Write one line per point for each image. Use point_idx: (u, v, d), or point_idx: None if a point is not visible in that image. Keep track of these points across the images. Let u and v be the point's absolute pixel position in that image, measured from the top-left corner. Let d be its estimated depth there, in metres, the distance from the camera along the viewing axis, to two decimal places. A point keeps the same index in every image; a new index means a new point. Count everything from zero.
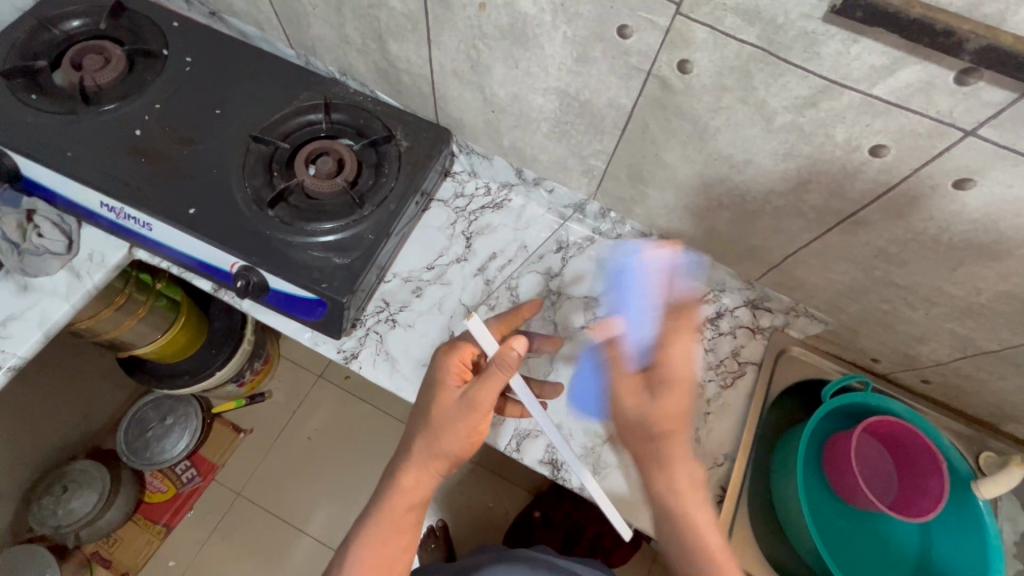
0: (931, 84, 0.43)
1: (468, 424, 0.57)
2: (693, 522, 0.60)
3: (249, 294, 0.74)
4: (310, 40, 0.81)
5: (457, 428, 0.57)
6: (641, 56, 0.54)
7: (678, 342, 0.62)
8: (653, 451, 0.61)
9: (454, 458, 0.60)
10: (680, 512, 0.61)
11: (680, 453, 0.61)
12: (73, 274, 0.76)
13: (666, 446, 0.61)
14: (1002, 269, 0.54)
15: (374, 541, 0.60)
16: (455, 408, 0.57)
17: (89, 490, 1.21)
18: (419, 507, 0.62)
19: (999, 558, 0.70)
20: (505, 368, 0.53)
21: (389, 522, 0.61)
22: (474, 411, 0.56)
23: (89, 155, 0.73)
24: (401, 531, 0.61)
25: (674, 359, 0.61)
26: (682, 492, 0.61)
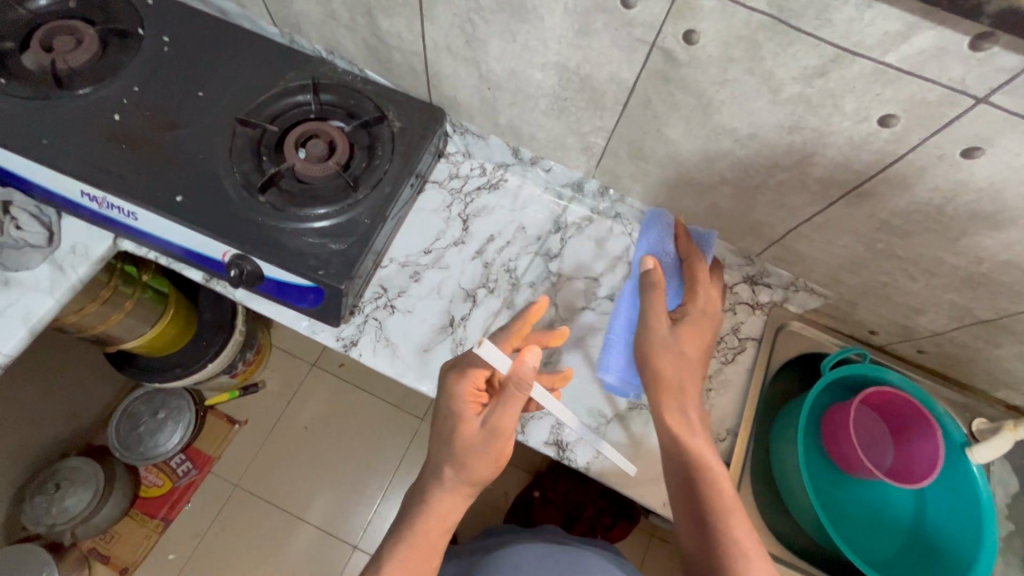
0: (945, 49, 0.42)
1: (500, 450, 0.57)
2: (708, 473, 0.56)
3: (242, 283, 0.72)
4: (294, 16, 0.77)
5: (483, 455, 0.57)
6: (645, 27, 0.52)
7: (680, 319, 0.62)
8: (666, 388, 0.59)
9: (480, 482, 0.60)
10: (700, 470, 0.57)
11: (688, 385, 0.60)
12: (56, 268, 0.73)
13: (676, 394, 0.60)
14: (1005, 238, 0.55)
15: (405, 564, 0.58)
16: (483, 436, 0.56)
17: (84, 487, 1.20)
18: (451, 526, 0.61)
19: (992, 519, 0.72)
20: (523, 386, 0.53)
21: (416, 548, 0.58)
22: (505, 437, 0.56)
23: (65, 142, 0.70)
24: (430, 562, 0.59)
25: (657, 318, 0.60)
26: (699, 453, 0.58)
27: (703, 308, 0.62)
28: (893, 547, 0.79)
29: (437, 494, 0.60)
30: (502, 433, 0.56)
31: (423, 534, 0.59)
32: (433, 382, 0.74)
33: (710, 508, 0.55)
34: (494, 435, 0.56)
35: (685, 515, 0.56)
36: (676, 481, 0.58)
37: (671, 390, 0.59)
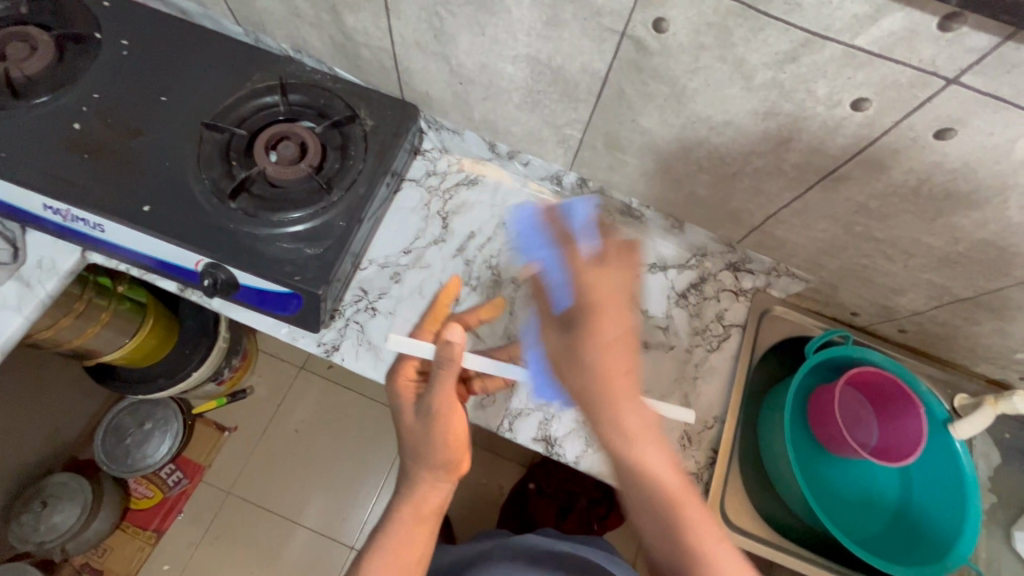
0: (914, 31, 0.41)
1: (457, 435, 0.58)
2: (647, 477, 0.50)
3: (218, 292, 0.70)
4: (257, 14, 0.75)
5: (432, 439, 0.58)
6: (614, 16, 0.51)
7: (624, 306, 0.53)
8: (595, 399, 0.51)
9: (448, 467, 0.59)
10: (645, 478, 0.50)
11: (626, 386, 0.51)
12: (23, 284, 0.71)
13: (608, 394, 0.51)
14: (980, 218, 0.55)
15: (384, 551, 0.58)
16: (430, 423, 0.57)
17: (71, 503, 1.18)
18: (432, 514, 0.60)
19: (976, 494, 0.74)
20: (446, 362, 0.55)
21: (408, 541, 0.58)
22: (450, 418, 0.57)
23: (25, 154, 0.68)
24: (419, 557, 0.59)
25: (597, 286, 0.53)
26: (641, 454, 0.50)
27: (594, 295, 0.53)
28: (881, 522, 0.80)
29: (418, 486, 0.60)
30: (445, 412, 0.57)
31: (413, 529, 0.59)
32: None
33: (668, 514, 0.50)
34: (443, 419, 0.57)
35: (651, 527, 0.52)
36: (635, 499, 0.52)
37: (611, 396, 0.51)
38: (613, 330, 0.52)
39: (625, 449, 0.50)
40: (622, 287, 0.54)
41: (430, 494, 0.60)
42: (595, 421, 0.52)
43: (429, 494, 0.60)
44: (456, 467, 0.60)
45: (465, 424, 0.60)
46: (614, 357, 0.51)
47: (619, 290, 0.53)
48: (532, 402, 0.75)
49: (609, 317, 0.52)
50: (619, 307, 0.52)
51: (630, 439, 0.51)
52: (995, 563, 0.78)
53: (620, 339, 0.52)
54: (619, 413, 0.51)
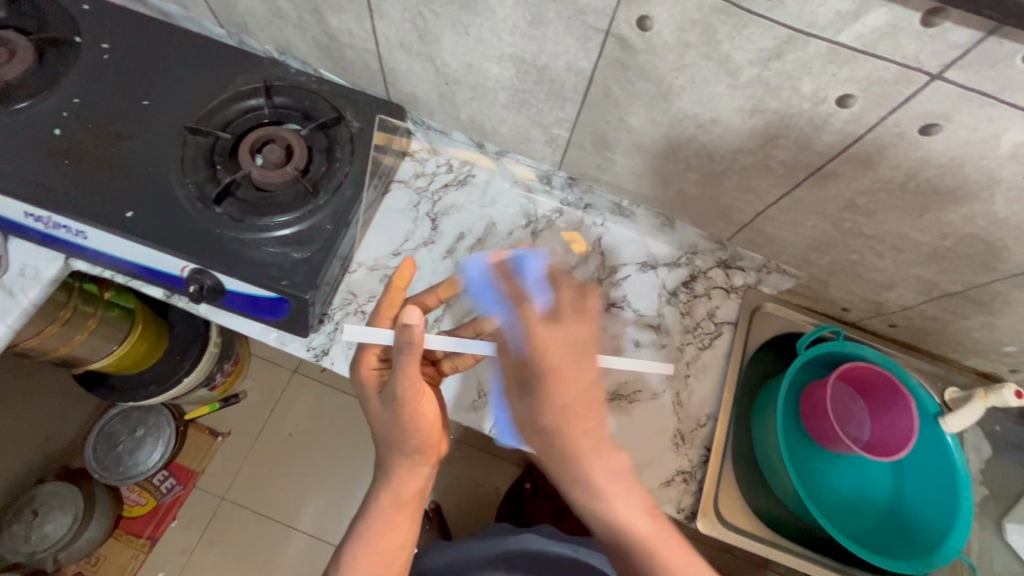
0: (898, 27, 0.41)
1: (428, 417, 0.57)
2: (626, 534, 0.55)
3: (204, 298, 0.69)
4: (240, 16, 0.74)
5: (402, 426, 0.56)
6: (598, 15, 0.51)
7: (577, 361, 0.53)
8: (564, 463, 0.55)
9: (424, 451, 0.59)
10: (621, 535, 0.56)
11: (589, 445, 0.55)
12: (5, 293, 0.70)
13: (560, 453, 0.55)
14: (966, 213, 0.55)
15: (362, 543, 0.57)
16: (400, 408, 0.55)
17: (62, 512, 1.16)
18: (413, 500, 0.60)
19: (968, 487, 0.74)
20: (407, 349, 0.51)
21: (389, 530, 0.58)
22: (421, 401, 0.56)
23: (4, 161, 0.66)
24: (402, 544, 0.59)
25: (549, 339, 0.52)
26: (613, 509, 0.56)
27: (578, 334, 0.53)
28: (874, 516, 0.80)
29: (394, 473, 0.59)
30: (416, 396, 0.55)
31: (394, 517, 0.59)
32: None
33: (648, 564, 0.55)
34: (414, 403, 0.55)
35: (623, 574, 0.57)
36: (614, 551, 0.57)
37: (580, 460, 0.55)
38: (569, 396, 0.53)
39: (599, 503, 0.56)
40: (570, 344, 0.53)
41: (409, 479, 0.59)
42: (567, 476, 0.56)
43: (407, 479, 0.60)
44: (434, 448, 0.60)
45: (432, 405, 0.58)
46: (577, 411, 0.54)
47: (579, 346, 0.53)
48: None
49: (570, 371, 0.53)
50: (577, 368, 0.53)
51: (602, 492, 0.55)
52: (987, 555, 0.79)
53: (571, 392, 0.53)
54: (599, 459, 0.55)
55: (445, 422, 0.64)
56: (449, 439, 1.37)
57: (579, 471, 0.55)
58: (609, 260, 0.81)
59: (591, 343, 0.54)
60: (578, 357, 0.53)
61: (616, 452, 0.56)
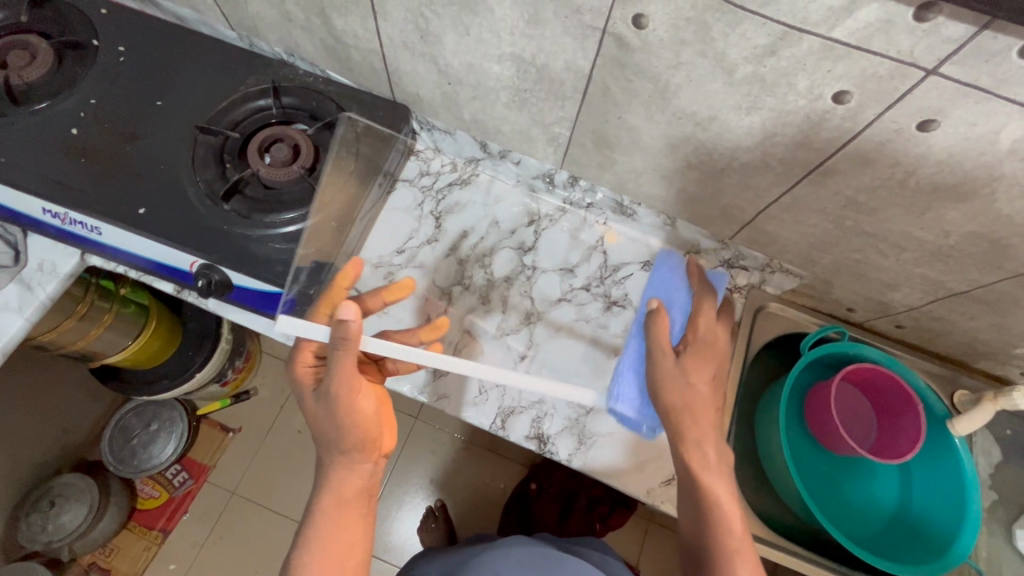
0: (891, 22, 0.41)
1: (364, 414, 0.59)
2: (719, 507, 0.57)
3: (212, 293, 0.70)
4: (250, 19, 0.76)
5: (339, 422, 0.58)
6: (594, 14, 0.52)
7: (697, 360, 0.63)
8: (682, 425, 0.60)
9: (365, 446, 0.60)
10: (713, 503, 0.57)
11: (706, 427, 0.60)
12: (24, 287, 0.72)
13: (691, 424, 0.60)
14: (969, 210, 0.54)
15: (312, 550, 0.57)
16: (336, 404, 0.57)
17: (78, 503, 1.19)
18: (361, 498, 0.61)
19: (976, 491, 0.72)
20: (343, 343, 0.53)
21: (338, 529, 0.59)
22: (355, 397, 0.57)
23: (24, 160, 0.69)
24: (356, 544, 0.59)
25: (710, 338, 0.66)
26: (712, 483, 0.58)
27: (708, 335, 0.66)
28: (882, 518, 0.79)
29: (334, 471, 0.61)
30: (350, 393, 0.57)
31: (341, 513, 0.60)
32: (410, 380, 0.75)
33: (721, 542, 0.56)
34: (348, 400, 0.57)
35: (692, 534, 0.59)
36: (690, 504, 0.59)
37: (696, 420, 0.60)
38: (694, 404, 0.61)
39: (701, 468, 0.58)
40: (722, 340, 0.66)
41: (350, 478, 0.61)
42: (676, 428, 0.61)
43: (349, 477, 0.61)
44: (374, 445, 0.61)
45: (371, 401, 0.60)
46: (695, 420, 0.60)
47: (716, 345, 0.65)
48: (524, 399, 0.75)
49: (714, 358, 0.64)
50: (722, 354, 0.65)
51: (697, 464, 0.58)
52: (996, 562, 0.77)
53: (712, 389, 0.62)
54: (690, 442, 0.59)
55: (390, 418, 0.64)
56: (455, 438, 1.38)
57: (685, 471, 0.59)
58: (610, 258, 0.81)
59: (720, 376, 0.64)
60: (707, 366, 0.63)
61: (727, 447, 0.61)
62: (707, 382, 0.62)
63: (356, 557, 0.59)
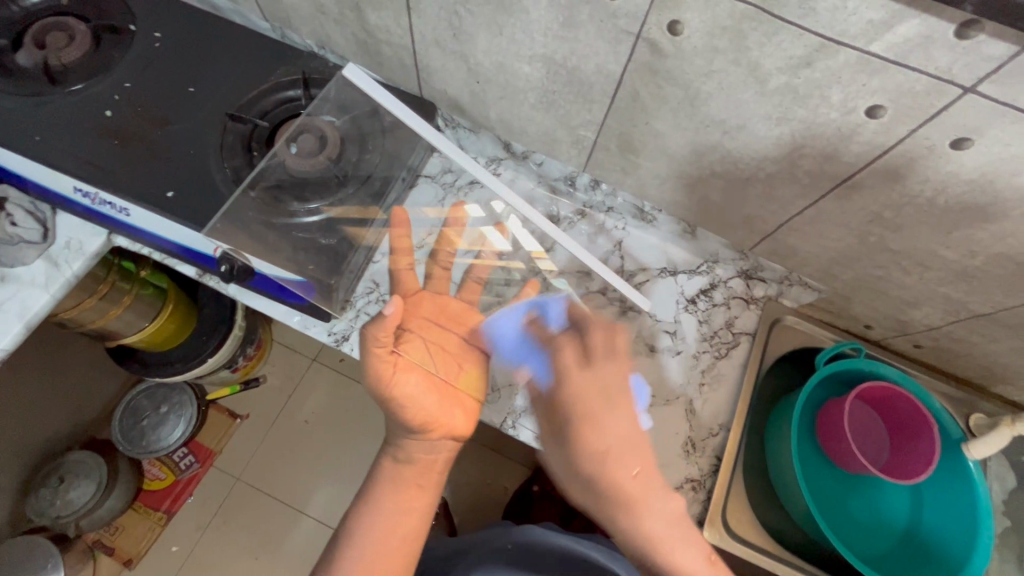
0: (931, 38, 0.41)
1: (409, 397, 0.71)
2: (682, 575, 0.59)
3: (233, 278, 0.72)
4: (285, 11, 0.77)
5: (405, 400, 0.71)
6: (629, 19, 0.52)
7: (608, 409, 0.66)
8: (626, 503, 0.62)
9: (422, 423, 0.72)
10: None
11: (640, 488, 0.62)
12: (51, 264, 0.74)
13: (625, 495, 0.62)
14: (997, 231, 0.54)
15: (377, 517, 0.69)
16: (377, 393, 0.70)
17: (87, 480, 1.20)
18: (420, 468, 0.73)
19: (988, 515, 0.72)
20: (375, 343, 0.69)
21: (391, 500, 0.70)
22: (385, 382, 0.69)
23: (59, 139, 0.71)
24: (408, 512, 0.70)
25: (597, 386, 0.66)
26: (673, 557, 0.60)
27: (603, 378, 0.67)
28: (891, 539, 0.78)
29: (405, 447, 0.73)
30: (382, 382, 0.70)
31: (401, 487, 0.71)
32: None
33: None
34: (385, 387, 0.70)
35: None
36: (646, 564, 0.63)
37: (630, 499, 0.62)
38: (612, 439, 0.64)
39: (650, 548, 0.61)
40: (605, 386, 0.67)
41: (417, 454, 0.74)
42: (612, 511, 0.63)
43: (419, 451, 0.74)
44: (431, 424, 0.73)
45: (409, 384, 0.71)
46: (631, 454, 0.63)
47: (613, 390, 0.66)
48: (536, 399, 0.76)
49: (615, 365, 0.67)
50: (618, 411, 0.65)
51: (658, 537, 0.61)
52: None
53: (630, 433, 0.65)
54: (592, 454, 0.63)
55: (457, 397, 0.75)
56: None
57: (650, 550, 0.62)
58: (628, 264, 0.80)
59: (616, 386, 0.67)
60: (625, 453, 0.63)
61: (670, 494, 0.63)
62: (623, 429, 0.65)
63: (407, 535, 0.69)
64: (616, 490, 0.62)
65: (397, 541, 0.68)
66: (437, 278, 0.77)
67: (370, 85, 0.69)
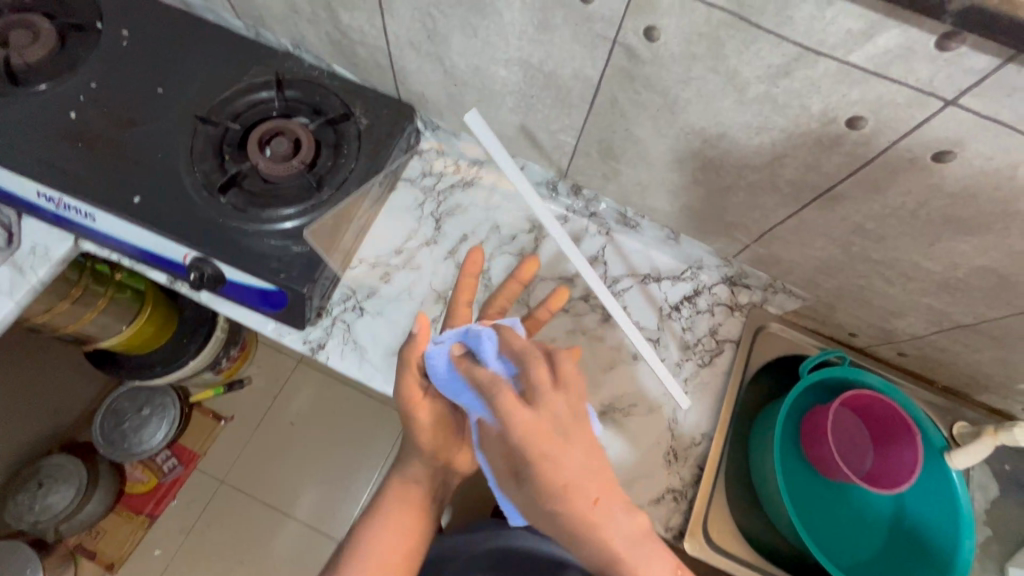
0: (911, 50, 0.40)
1: (431, 423, 0.59)
2: None
3: (204, 286, 0.70)
4: (256, 9, 0.75)
5: (427, 429, 0.59)
6: (605, 23, 0.50)
7: (567, 442, 0.43)
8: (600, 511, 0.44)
9: (434, 448, 0.60)
10: None
11: (599, 510, 0.44)
12: (16, 270, 0.72)
13: (579, 512, 0.43)
14: (980, 244, 0.53)
15: (381, 520, 0.61)
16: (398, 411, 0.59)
17: (67, 484, 1.19)
18: (427, 488, 0.63)
19: (971, 524, 0.71)
20: (408, 363, 0.56)
21: (393, 522, 0.61)
22: (413, 403, 0.58)
23: (22, 142, 0.68)
24: (407, 531, 0.62)
25: (526, 436, 0.42)
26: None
27: (531, 430, 0.42)
28: (872, 548, 0.77)
29: (411, 465, 0.63)
30: (404, 404, 0.58)
31: (407, 505, 0.62)
32: None
33: None
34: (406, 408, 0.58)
35: None
36: None
37: (572, 512, 0.43)
38: (570, 476, 0.43)
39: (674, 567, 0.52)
40: (559, 430, 0.43)
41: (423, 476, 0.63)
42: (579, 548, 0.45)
43: (422, 479, 0.63)
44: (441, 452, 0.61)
45: (432, 404, 0.59)
46: (572, 495, 0.43)
47: (565, 432, 0.43)
48: None
49: (567, 403, 0.44)
50: (582, 436, 0.44)
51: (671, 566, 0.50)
52: None
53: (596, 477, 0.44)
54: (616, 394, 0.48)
55: (471, 434, 0.63)
56: None
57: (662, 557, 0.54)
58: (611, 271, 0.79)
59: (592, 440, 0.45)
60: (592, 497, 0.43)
61: (637, 508, 0.45)
62: (568, 476, 0.43)
63: (404, 546, 0.61)
64: (568, 519, 0.43)
65: (398, 559, 0.61)
66: (488, 323, 0.66)
67: (494, 145, 0.51)
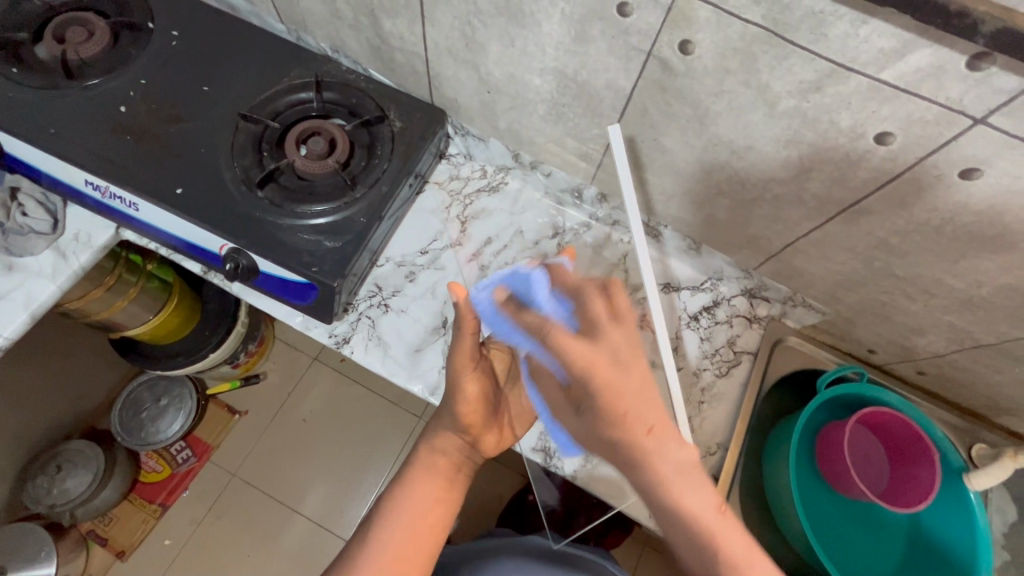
0: (942, 69, 0.41)
1: (472, 393, 0.64)
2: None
3: (238, 277, 0.72)
4: (300, 14, 0.78)
5: (464, 396, 0.64)
6: (641, 36, 0.52)
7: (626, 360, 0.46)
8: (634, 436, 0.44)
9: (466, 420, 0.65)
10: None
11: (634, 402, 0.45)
12: (59, 255, 0.75)
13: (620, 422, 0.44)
14: (1004, 262, 0.53)
15: (409, 486, 0.63)
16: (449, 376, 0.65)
17: (84, 469, 1.21)
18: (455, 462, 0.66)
19: (988, 547, 0.72)
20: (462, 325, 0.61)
21: (421, 488, 0.63)
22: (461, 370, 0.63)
23: (74, 133, 0.71)
24: (436, 501, 0.63)
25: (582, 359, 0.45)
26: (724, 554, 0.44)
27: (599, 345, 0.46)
28: (886, 568, 0.76)
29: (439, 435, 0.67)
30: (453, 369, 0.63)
31: (433, 474, 0.65)
32: (423, 382, 0.74)
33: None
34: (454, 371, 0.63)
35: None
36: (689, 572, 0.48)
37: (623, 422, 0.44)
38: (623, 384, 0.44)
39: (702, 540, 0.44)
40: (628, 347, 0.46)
41: (450, 447, 0.67)
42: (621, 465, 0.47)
43: (447, 449, 0.66)
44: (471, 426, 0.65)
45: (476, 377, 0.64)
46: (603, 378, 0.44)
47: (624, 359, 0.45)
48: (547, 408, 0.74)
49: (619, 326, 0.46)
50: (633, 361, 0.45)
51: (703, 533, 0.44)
52: None
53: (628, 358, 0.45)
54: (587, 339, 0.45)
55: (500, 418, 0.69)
56: None
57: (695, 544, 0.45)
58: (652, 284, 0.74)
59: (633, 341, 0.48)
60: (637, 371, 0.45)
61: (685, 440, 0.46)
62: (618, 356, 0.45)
63: (435, 517, 0.62)
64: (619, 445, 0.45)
65: (427, 529, 0.61)
66: None
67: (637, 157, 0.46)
